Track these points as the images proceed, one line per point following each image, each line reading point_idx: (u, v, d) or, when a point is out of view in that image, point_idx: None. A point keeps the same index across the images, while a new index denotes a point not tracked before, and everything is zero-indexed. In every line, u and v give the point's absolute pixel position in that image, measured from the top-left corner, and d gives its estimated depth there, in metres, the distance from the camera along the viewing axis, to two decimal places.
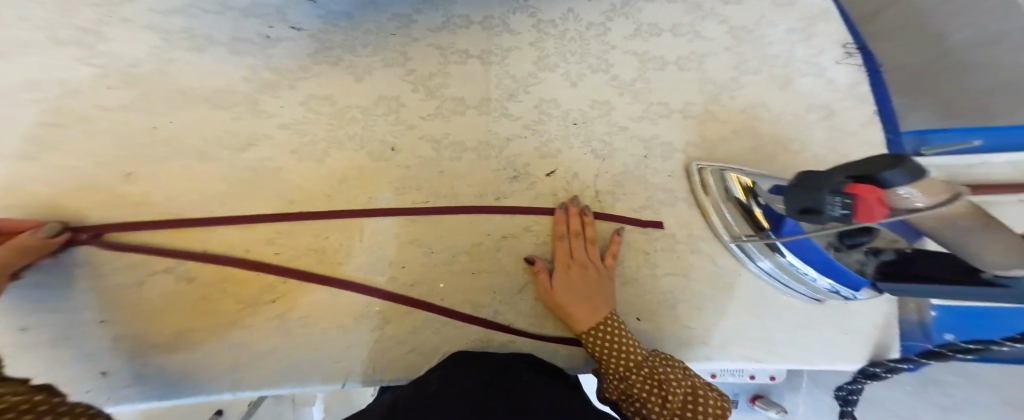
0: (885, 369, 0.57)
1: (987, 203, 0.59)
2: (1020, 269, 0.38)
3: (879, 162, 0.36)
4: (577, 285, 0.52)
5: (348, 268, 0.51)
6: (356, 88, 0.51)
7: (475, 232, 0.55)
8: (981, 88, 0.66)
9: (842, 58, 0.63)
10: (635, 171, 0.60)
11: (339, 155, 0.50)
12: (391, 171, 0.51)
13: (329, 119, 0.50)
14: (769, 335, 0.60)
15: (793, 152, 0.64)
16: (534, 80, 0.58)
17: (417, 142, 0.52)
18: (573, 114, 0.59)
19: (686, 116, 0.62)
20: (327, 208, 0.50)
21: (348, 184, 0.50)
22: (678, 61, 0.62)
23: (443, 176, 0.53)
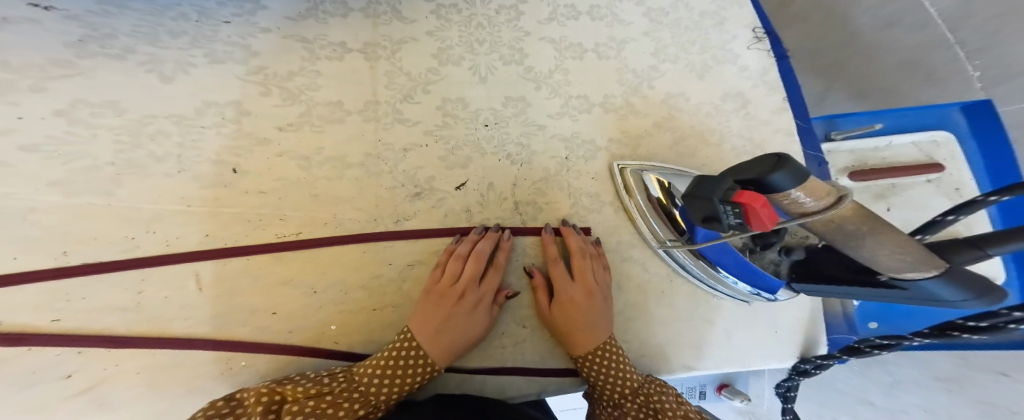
0: (814, 365, 0.56)
1: (895, 188, 0.60)
2: (913, 272, 0.34)
3: (762, 164, 0.32)
4: (573, 310, 0.48)
5: (175, 327, 0.39)
6: (167, 92, 0.39)
7: (372, 264, 0.45)
8: (879, 68, 0.89)
9: (752, 43, 0.62)
10: (557, 176, 0.54)
11: (136, 183, 0.38)
12: (235, 198, 0.41)
13: (118, 132, 0.38)
14: (705, 341, 0.57)
15: (714, 144, 0.60)
16: (435, 76, 0.50)
17: (270, 159, 0.42)
18: (483, 114, 0.52)
19: (606, 109, 0.57)
20: (146, 251, 0.38)
21: (164, 218, 0.38)
22: (597, 49, 0.58)
23: (319, 199, 0.43)
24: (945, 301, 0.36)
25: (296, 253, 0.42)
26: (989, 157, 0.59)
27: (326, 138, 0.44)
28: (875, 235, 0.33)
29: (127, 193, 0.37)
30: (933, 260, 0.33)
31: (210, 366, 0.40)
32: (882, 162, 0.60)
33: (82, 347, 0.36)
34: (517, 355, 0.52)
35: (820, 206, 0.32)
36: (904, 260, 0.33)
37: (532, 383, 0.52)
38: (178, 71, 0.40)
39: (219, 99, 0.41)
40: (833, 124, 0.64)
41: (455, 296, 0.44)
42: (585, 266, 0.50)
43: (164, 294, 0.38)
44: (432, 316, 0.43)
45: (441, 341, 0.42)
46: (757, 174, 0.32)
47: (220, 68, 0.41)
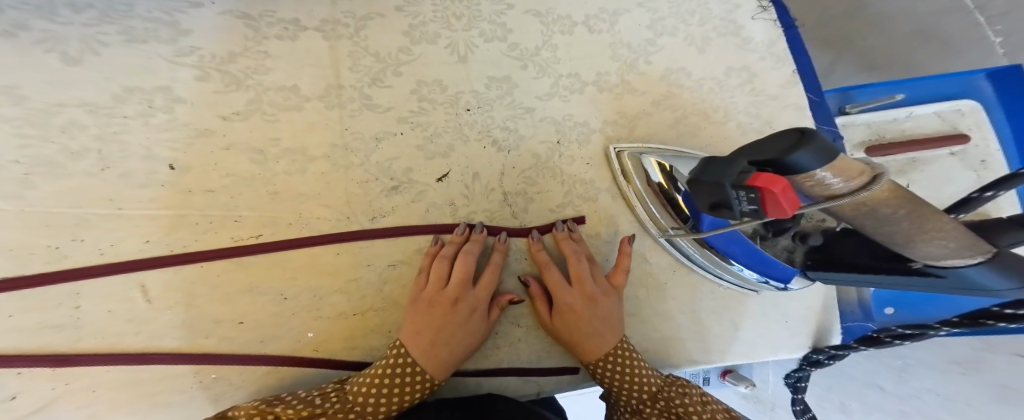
0: (827, 356, 0.52)
1: (916, 163, 0.55)
2: (951, 259, 0.30)
3: (782, 142, 0.27)
4: (573, 318, 0.44)
5: (130, 342, 0.34)
6: (88, 78, 0.34)
7: (346, 266, 0.41)
8: (891, 37, 0.84)
9: (756, 12, 0.57)
10: (549, 162, 0.49)
11: (53, 184, 0.33)
12: (179, 198, 0.36)
13: (20, 124, 0.32)
14: (713, 333, 0.53)
15: (718, 122, 0.56)
16: (407, 56, 0.45)
17: (216, 153, 0.37)
18: (464, 97, 0.47)
19: (599, 88, 0.52)
20: (80, 260, 0.33)
21: (93, 222, 0.34)
22: (587, 22, 0.53)
23: (279, 196, 0.39)
24: (988, 290, 0.32)
25: (257, 256, 0.38)
26: (1018, 126, 0.54)
27: (284, 128, 0.40)
28: (917, 216, 0.28)
29: (48, 195, 0.33)
30: (980, 246, 0.29)
31: (170, 382, 0.36)
32: (900, 136, 0.55)
33: (20, 368, 0.31)
34: (513, 356, 0.48)
35: (847, 188, 0.27)
36: (945, 246, 0.29)
37: (530, 384, 0.48)
38: (88, 52, 0.35)
39: (144, 84, 0.36)
40: (847, 97, 0.59)
41: (447, 306, 0.39)
42: (579, 268, 0.45)
43: (108, 308, 0.34)
44: (424, 328, 0.38)
45: (438, 354, 0.38)
46: (776, 153, 0.27)
47: (157, 53, 0.36)
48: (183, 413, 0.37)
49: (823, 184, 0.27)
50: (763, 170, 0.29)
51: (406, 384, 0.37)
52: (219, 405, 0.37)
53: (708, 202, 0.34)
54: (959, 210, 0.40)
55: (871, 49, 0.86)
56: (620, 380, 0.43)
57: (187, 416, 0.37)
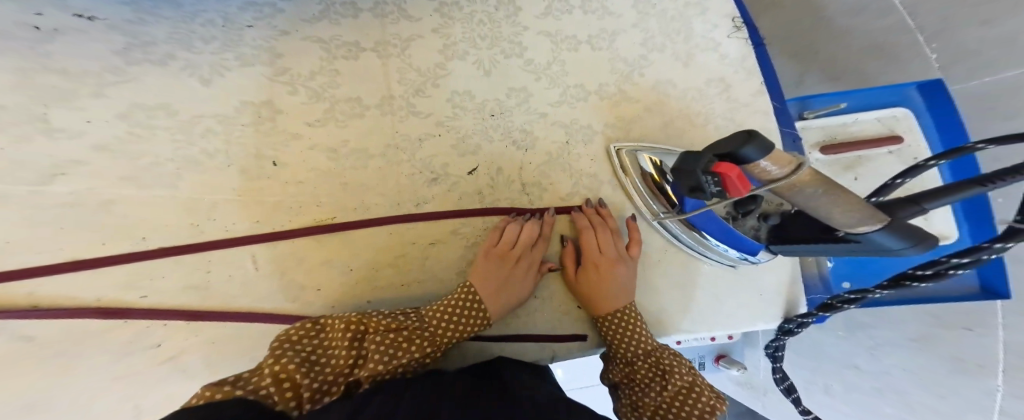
0: (796, 325, 0.62)
1: (863, 158, 0.66)
2: (864, 227, 0.40)
3: (736, 139, 0.37)
4: (597, 278, 0.54)
5: (244, 302, 0.43)
6: (209, 93, 0.43)
7: (398, 245, 0.49)
8: (852, 52, 0.96)
9: (731, 32, 0.67)
10: (560, 158, 0.58)
11: (192, 176, 0.42)
12: (275, 188, 0.44)
13: (174, 132, 0.42)
14: (699, 307, 0.63)
15: (699, 125, 0.66)
16: (443, 71, 0.54)
17: (303, 151, 0.46)
18: (489, 104, 0.56)
19: (601, 97, 0.62)
20: (199, 238, 0.42)
21: (219, 206, 0.43)
22: (590, 40, 0.62)
23: (348, 187, 0.47)
24: (888, 251, 0.41)
25: (330, 235, 0.46)
26: (944, 129, 0.65)
27: (349, 131, 0.48)
28: (832, 194, 0.38)
29: (189, 185, 0.42)
30: (878, 215, 0.39)
31: (273, 335, 0.45)
32: (846, 138, 0.67)
33: (166, 320, 0.41)
34: (532, 324, 0.57)
35: (780, 171, 0.38)
36: (852, 215, 0.39)
37: (544, 348, 0.57)
38: (216, 74, 0.44)
39: (254, 99, 0.45)
40: (805, 104, 0.70)
41: (508, 259, 0.49)
42: (601, 236, 0.56)
43: (228, 273, 0.43)
44: (488, 276, 0.48)
45: (498, 300, 0.48)
46: (732, 148, 0.37)
47: (253, 72, 0.45)
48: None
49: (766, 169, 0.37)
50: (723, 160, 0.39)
51: (467, 319, 0.45)
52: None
53: (686, 187, 0.44)
54: (881, 195, 0.49)
55: (835, 62, 0.99)
56: (625, 331, 0.52)
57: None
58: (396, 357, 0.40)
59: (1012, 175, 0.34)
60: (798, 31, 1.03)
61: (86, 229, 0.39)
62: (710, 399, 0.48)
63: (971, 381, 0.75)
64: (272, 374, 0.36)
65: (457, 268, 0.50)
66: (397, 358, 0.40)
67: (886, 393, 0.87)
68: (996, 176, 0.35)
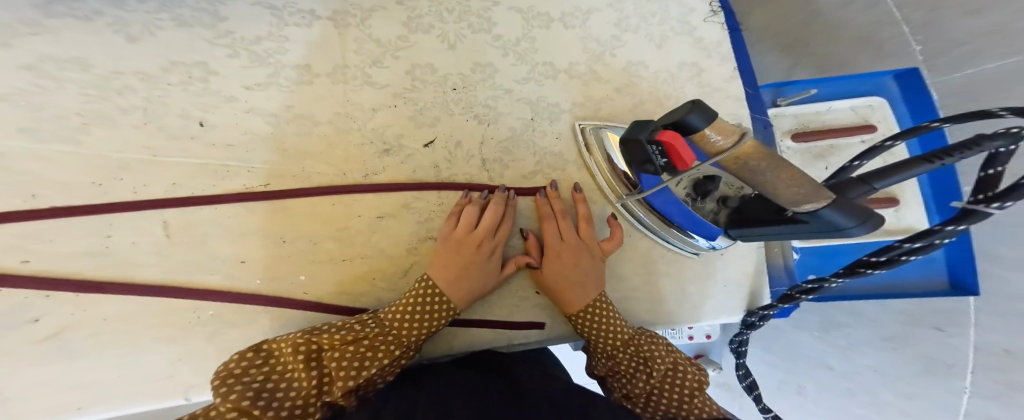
0: (758, 317, 0.62)
1: (836, 147, 0.66)
2: (806, 204, 0.39)
3: (681, 108, 0.38)
4: (566, 268, 0.53)
5: (148, 273, 0.42)
6: (137, 51, 0.42)
7: (344, 216, 0.48)
8: (841, 43, 0.94)
9: (708, 16, 0.66)
10: (523, 136, 0.58)
11: (103, 132, 0.41)
12: (203, 150, 0.44)
13: (85, 86, 0.41)
14: (659, 292, 0.63)
15: (670, 108, 0.65)
16: (405, 43, 0.53)
17: (240, 114, 0.45)
18: (452, 79, 0.55)
19: (570, 76, 0.61)
20: (112, 200, 0.41)
21: (131, 165, 0.41)
22: (562, 19, 0.61)
23: (288, 153, 0.46)
24: (840, 231, 0.40)
25: (263, 203, 0.45)
26: (919, 119, 0.65)
27: (296, 98, 0.47)
28: (775, 168, 0.38)
29: (94, 142, 0.40)
30: (822, 192, 0.38)
31: (174, 314, 0.42)
32: (820, 126, 0.67)
33: (54, 290, 0.39)
34: (487, 308, 0.56)
35: (727, 142, 0.38)
36: (798, 192, 0.39)
37: (499, 336, 0.56)
38: (146, 33, 0.43)
39: (187, 59, 0.44)
40: (780, 92, 0.70)
41: (471, 245, 0.48)
42: (563, 224, 0.55)
43: (134, 240, 0.41)
44: (451, 263, 0.48)
45: (461, 288, 0.47)
46: (676, 117, 0.38)
47: (195, 33, 0.44)
48: (180, 345, 0.42)
49: (711, 139, 0.38)
50: (670, 130, 0.40)
51: (428, 315, 0.45)
52: (214, 341, 0.43)
53: (638, 159, 0.45)
54: (840, 177, 0.49)
55: (824, 53, 0.96)
56: (598, 328, 0.52)
57: (181, 346, 0.42)
58: (362, 367, 0.41)
59: (960, 150, 0.33)
60: (789, 23, 1.00)
61: None
62: (694, 375, 0.51)
63: (939, 380, 0.80)
64: (231, 410, 0.37)
65: (406, 244, 0.50)
66: (364, 368, 0.41)
67: (857, 392, 0.90)
68: (945, 151, 0.34)
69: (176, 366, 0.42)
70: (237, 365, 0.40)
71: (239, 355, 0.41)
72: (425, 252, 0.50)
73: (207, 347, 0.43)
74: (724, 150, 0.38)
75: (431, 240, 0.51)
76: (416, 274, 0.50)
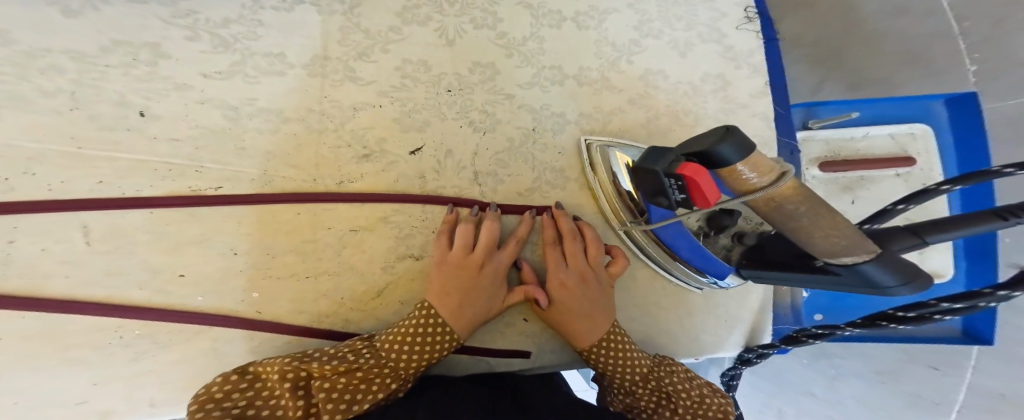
0: (756, 355, 0.57)
1: (865, 179, 0.61)
2: (848, 256, 0.34)
3: (708, 137, 0.32)
4: (573, 300, 0.48)
5: (55, 285, 0.37)
6: (74, 27, 0.37)
7: (313, 230, 0.44)
8: (880, 60, 0.87)
9: (740, 22, 0.60)
10: (522, 148, 0.53)
11: (16, 117, 0.35)
12: (144, 144, 0.39)
13: (0, 63, 0.35)
14: (656, 327, 0.58)
15: (688, 125, 0.59)
16: (396, 35, 0.47)
17: (191, 105, 0.40)
18: (447, 79, 0.50)
19: (580, 83, 0.55)
20: (16, 200, 0.35)
21: (50, 158, 0.36)
22: (576, 18, 0.55)
23: (246, 152, 0.42)
24: (878, 288, 0.36)
25: (211, 209, 0.41)
26: (965, 151, 0.59)
27: (264, 91, 0.42)
28: (814, 214, 0.33)
29: (3, 129, 0.35)
30: (864, 245, 0.33)
31: (96, 331, 0.38)
32: (852, 154, 0.61)
33: None
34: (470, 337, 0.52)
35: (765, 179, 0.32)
36: (838, 243, 0.34)
37: (478, 362, 0.53)
38: (88, 6, 0.37)
39: (134, 39, 0.39)
40: (812, 112, 0.64)
41: (472, 271, 0.45)
42: (568, 248, 0.50)
43: (42, 247, 0.36)
44: (452, 290, 0.44)
45: (462, 316, 0.44)
46: (704, 145, 0.32)
47: (152, 12, 0.39)
48: (93, 369, 0.39)
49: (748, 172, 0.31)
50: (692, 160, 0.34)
51: (428, 343, 0.42)
52: (140, 364, 0.40)
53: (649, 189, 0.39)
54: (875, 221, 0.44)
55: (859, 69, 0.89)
56: (611, 363, 0.47)
57: (96, 370, 0.39)
58: (357, 398, 0.39)
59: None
60: (827, 35, 0.92)
61: None
62: (720, 406, 0.46)
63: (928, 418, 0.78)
64: None
65: (382, 261, 0.47)
66: (356, 402, 0.38)
67: None
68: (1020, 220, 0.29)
69: (90, 392, 0.39)
70: (217, 390, 0.36)
71: (219, 379, 0.37)
72: (402, 270, 0.47)
73: (130, 370, 0.40)
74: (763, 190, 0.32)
75: (409, 258, 0.48)
76: (390, 293, 0.47)
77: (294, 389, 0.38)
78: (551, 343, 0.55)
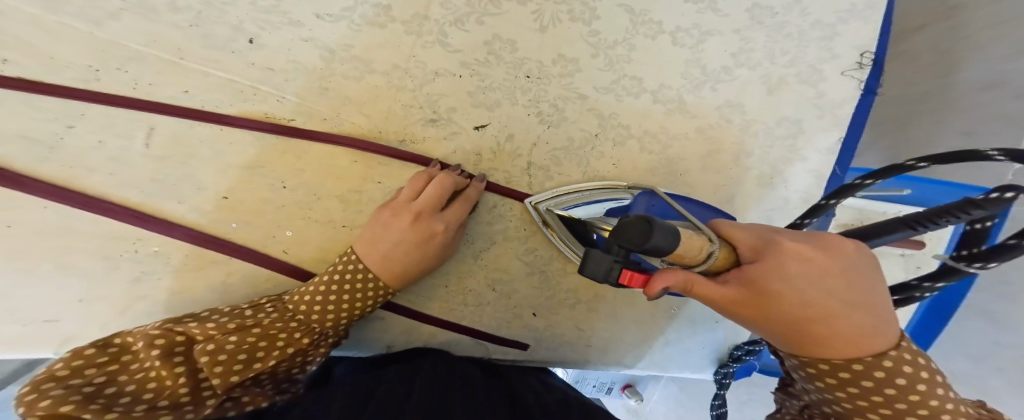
0: (744, 351, 0.63)
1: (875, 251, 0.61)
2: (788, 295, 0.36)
3: (639, 233, 0.26)
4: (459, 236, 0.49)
5: (94, 181, 0.40)
6: None
7: (361, 179, 0.47)
8: (937, 136, 0.78)
9: (848, 68, 0.56)
10: (580, 150, 0.54)
11: (131, 18, 0.37)
12: (239, 67, 0.41)
13: None
14: (642, 343, 0.64)
15: (743, 167, 0.59)
16: (496, 9, 0.46)
17: (294, 41, 0.41)
18: (528, 64, 0.49)
19: (656, 100, 0.54)
20: (106, 96, 0.38)
21: (147, 62, 0.38)
22: (675, 33, 0.52)
23: (327, 93, 0.43)
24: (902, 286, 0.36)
25: (279, 140, 0.43)
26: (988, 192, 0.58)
27: (361, 39, 0.43)
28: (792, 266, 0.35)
29: (120, 28, 0.37)
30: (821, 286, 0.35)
31: (141, 233, 0.43)
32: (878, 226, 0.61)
33: (28, 194, 0.39)
34: (472, 318, 0.57)
35: (701, 258, 0.32)
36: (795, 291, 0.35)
37: (478, 346, 0.60)
38: None
39: None
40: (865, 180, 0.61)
41: (403, 223, 0.45)
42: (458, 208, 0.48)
43: (100, 139, 0.39)
44: (376, 238, 0.45)
45: (381, 266, 0.45)
46: (631, 245, 0.27)
47: None
48: (95, 285, 0.43)
49: (699, 253, 0.32)
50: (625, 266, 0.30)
51: (330, 301, 0.44)
52: (139, 285, 0.45)
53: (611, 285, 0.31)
54: (811, 216, 0.45)
55: (910, 142, 0.82)
56: None
57: (123, 270, 0.44)
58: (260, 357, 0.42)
59: (946, 217, 0.30)
60: (910, 96, 0.84)
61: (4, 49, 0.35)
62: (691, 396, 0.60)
63: None
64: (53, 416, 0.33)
65: None
66: (259, 359, 0.41)
67: None
68: (925, 220, 0.31)
69: (68, 311, 0.44)
70: (64, 367, 0.37)
71: (71, 355, 0.38)
72: None
73: (144, 284, 0.45)
74: (725, 263, 0.34)
75: None
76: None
77: (169, 358, 0.39)
78: (547, 336, 0.61)
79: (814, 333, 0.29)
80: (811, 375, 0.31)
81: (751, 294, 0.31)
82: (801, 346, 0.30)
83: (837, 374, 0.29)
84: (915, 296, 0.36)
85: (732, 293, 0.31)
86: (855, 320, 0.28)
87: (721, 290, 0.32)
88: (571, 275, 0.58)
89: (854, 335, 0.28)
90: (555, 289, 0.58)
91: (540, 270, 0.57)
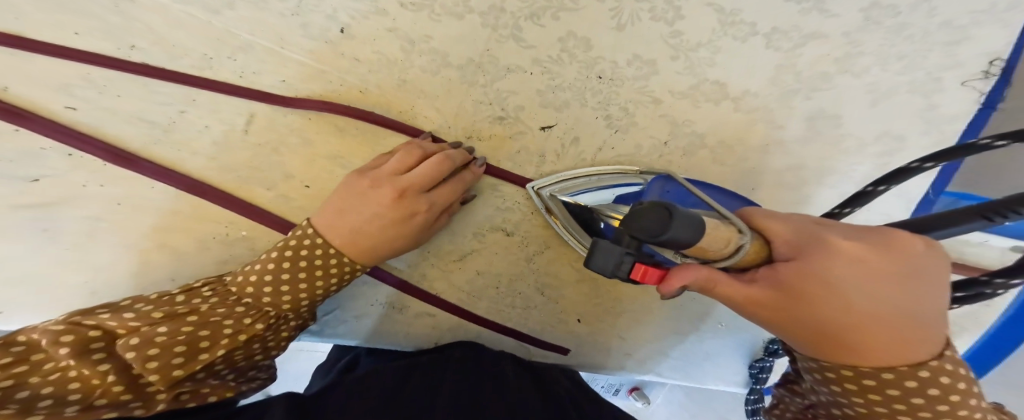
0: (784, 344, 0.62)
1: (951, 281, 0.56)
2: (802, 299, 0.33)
3: (656, 223, 0.24)
4: (443, 216, 0.47)
5: (197, 165, 0.44)
6: None
7: None
8: None
9: (971, 78, 0.48)
10: (646, 157, 0.51)
11: (247, 10, 0.39)
12: (330, 57, 0.42)
13: None
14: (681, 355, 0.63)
15: (824, 185, 0.55)
16: (574, 4, 0.43)
17: (380, 31, 0.42)
18: (602, 65, 0.46)
19: (737, 108, 0.50)
20: (218, 84, 0.41)
21: (254, 51, 0.41)
22: (769, 35, 0.46)
23: (406, 86, 0.44)
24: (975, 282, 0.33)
25: (357, 132, 0.45)
26: None
27: (441, 30, 0.43)
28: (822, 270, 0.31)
29: (235, 18, 0.39)
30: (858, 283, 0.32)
31: (230, 218, 0.46)
32: (956, 256, 0.54)
33: (150, 179, 0.44)
34: (518, 321, 0.58)
35: (729, 251, 0.29)
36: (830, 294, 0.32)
37: (521, 348, 0.60)
38: None
39: None
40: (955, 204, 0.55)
41: (382, 200, 0.42)
42: (445, 187, 0.44)
43: (207, 124, 0.43)
44: (348, 210, 0.42)
45: (358, 244, 0.42)
46: (646, 239, 0.25)
47: None
48: (188, 264, 0.48)
49: (727, 245, 0.29)
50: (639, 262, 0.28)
51: (280, 282, 0.41)
52: (224, 266, 0.48)
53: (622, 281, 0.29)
54: (858, 204, 0.42)
55: None
56: None
57: (211, 254, 0.48)
58: (207, 347, 0.39)
59: None
60: None
61: (140, 35, 0.39)
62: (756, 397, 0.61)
63: None
64: None
65: (475, 229, 0.51)
66: (206, 350, 0.39)
67: None
68: (1001, 207, 0.26)
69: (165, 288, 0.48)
70: None
71: None
72: (492, 241, 0.52)
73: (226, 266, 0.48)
74: (755, 257, 0.31)
75: (501, 231, 0.52)
76: (470, 260, 0.53)
77: (87, 355, 0.35)
78: (588, 344, 0.61)
79: (843, 341, 0.27)
80: (827, 379, 0.29)
81: (782, 291, 0.29)
82: (831, 353, 0.28)
83: (859, 380, 0.27)
84: (986, 293, 0.33)
85: (759, 292, 0.29)
86: (896, 329, 0.26)
87: (745, 288, 0.29)
88: (622, 285, 0.56)
89: (892, 348, 0.26)
90: (604, 297, 0.57)
91: (591, 278, 0.55)
